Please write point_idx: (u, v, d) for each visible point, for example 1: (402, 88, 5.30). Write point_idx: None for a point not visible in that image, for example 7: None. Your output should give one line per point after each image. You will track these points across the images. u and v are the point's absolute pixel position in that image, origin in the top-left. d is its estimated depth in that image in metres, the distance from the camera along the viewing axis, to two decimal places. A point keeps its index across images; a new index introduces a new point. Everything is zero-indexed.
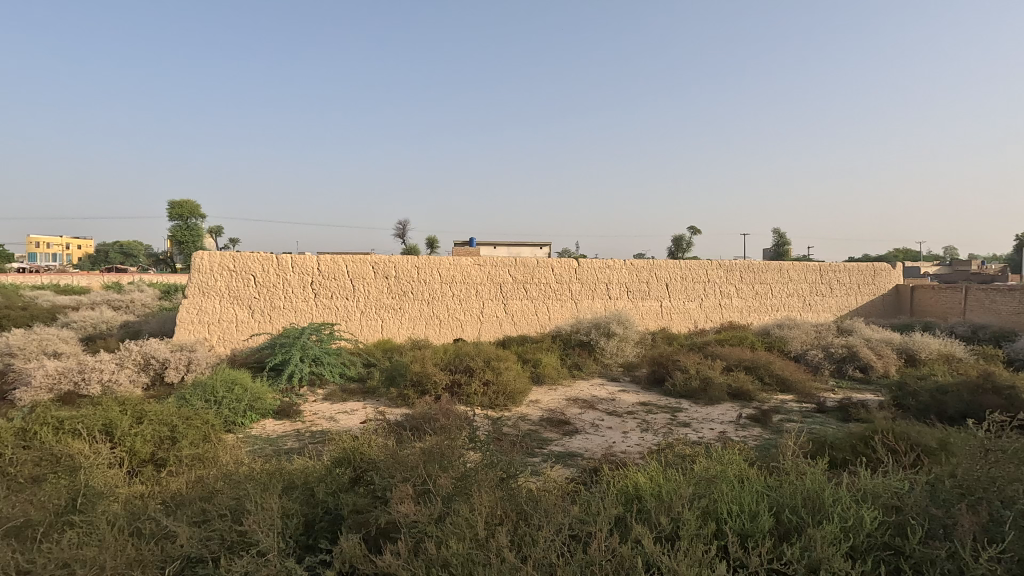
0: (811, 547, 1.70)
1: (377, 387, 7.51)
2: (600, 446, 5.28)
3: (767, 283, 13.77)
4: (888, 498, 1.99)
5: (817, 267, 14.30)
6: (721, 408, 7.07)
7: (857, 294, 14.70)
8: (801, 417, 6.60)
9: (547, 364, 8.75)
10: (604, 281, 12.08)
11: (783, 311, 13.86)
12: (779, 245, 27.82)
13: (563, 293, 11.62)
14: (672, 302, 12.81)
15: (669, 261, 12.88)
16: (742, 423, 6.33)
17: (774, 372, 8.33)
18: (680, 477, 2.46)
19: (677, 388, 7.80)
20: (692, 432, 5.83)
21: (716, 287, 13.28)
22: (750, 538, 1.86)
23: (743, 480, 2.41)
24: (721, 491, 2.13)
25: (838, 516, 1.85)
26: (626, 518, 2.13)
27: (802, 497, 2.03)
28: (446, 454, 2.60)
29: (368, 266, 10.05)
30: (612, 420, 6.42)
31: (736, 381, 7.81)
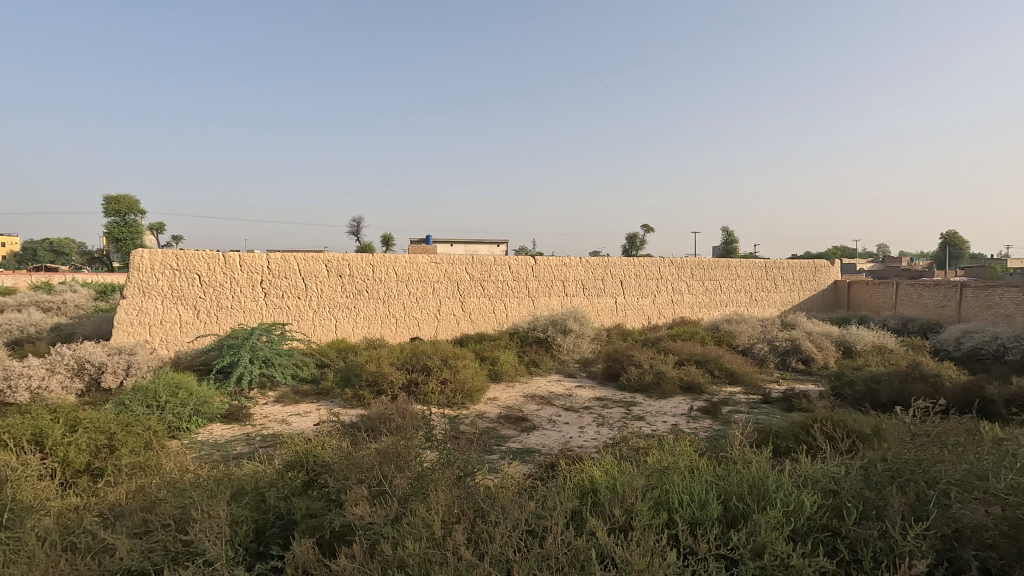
0: (756, 531, 1.77)
1: (330, 388, 7.34)
2: (558, 441, 5.35)
3: (716, 280, 14.26)
4: (826, 482, 2.10)
5: (762, 264, 14.91)
6: (673, 401, 7.28)
7: (799, 290, 15.43)
8: (748, 408, 6.89)
9: (505, 361, 8.78)
10: (560, 278, 12.22)
11: (731, 307, 14.38)
12: (728, 244, 28.91)
13: (519, 291, 11.69)
14: (627, 299, 13.09)
15: (624, 259, 13.14)
16: (693, 414, 6.55)
17: (723, 366, 8.65)
18: (635, 470, 2.52)
19: (631, 382, 7.97)
20: (646, 426, 5.99)
21: (669, 284, 13.66)
22: (700, 526, 1.93)
23: (694, 470, 2.49)
24: (673, 481, 2.19)
25: (780, 501, 1.94)
26: (581, 512, 2.16)
27: (747, 484, 2.11)
28: (403, 454, 2.57)
29: (321, 264, 9.80)
30: (569, 415, 6.52)
31: (688, 375, 8.06)
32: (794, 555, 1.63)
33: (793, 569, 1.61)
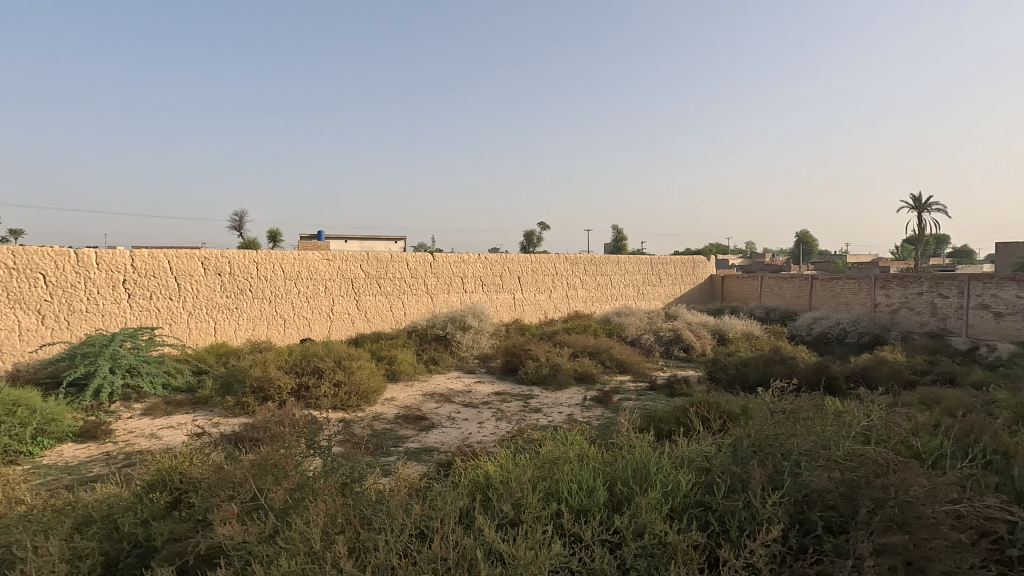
0: (637, 513, 1.87)
1: (209, 397, 6.72)
2: (457, 438, 5.31)
3: (607, 275, 15.00)
4: (700, 461, 2.26)
5: (649, 260, 15.91)
6: (569, 392, 7.55)
7: (680, 283, 16.68)
8: (636, 395, 7.33)
9: (403, 360, 8.57)
10: (459, 275, 12.18)
11: (621, 301, 15.21)
12: (618, 241, 30.60)
13: (417, 288, 11.48)
14: (524, 294, 13.35)
15: (522, 255, 13.38)
16: (587, 404, 6.83)
17: (614, 356, 9.12)
18: (527, 463, 2.56)
19: (529, 375, 8.14)
20: (543, 417, 6.15)
21: (564, 279, 14.14)
22: (587, 513, 2.00)
23: (583, 458, 2.58)
24: (562, 471, 2.25)
25: (660, 482, 2.07)
26: (473, 509, 2.15)
27: (631, 468, 2.22)
28: (282, 464, 2.40)
29: (197, 262, 8.93)
30: (468, 411, 6.52)
31: (581, 366, 8.40)
32: (670, 532, 1.74)
33: (669, 546, 1.72)
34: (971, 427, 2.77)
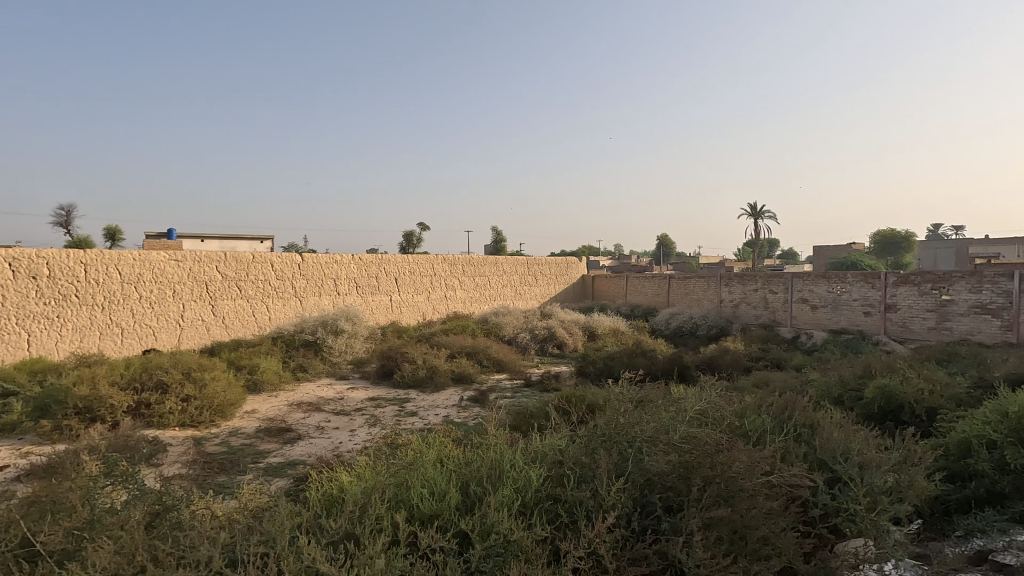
0: (485, 513, 1.85)
1: (16, 422, 5.63)
2: (325, 448, 4.97)
3: (485, 275, 15.15)
4: (553, 454, 2.31)
5: (525, 261, 16.35)
6: (446, 393, 7.47)
7: (555, 283, 17.36)
8: (512, 393, 7.45)
9: (266, 369, 7.89)
10: (331, 277, 11.55)
11: (499, 301, 15.45)
12: (497, 242, 31.16)
13: (284, 292, 10.68)
14: (402, 296, 13.02)
15: (398, 256, 13.03)
16: (463, 404, 6.80)
17: (491, 356, 9.20)
18: (383, 470, 2.44)
19: (405, 378, 7.90)
20: (419, 420, 6.01)
21: (442, 280, 14.02)
22: (436, 518, 1.94)
23: (442, 459, 2.52)
24: (415, 476, 2.17)
25: (511, 479, 2.08)
26: (309, 526, 1.98)
27: (486, 468, 2.21)
28: (71, 498, 2.02)
29: (3, 263, 7.47)
30: (339, 419, 6.17)
31: (459, 367, 8.36)
32: (516, 530, 1.75)
33: (514, 543, 1.73)
34: (787, 405, 3.16)
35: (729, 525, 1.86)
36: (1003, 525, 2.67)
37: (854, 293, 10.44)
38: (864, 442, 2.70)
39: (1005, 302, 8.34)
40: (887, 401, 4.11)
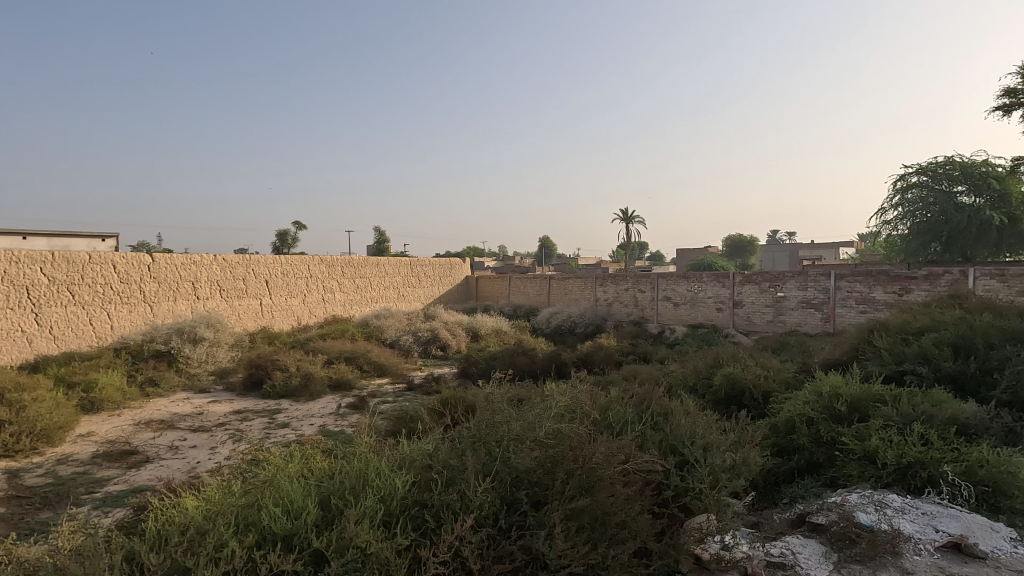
0: (343, 530, 1.78)
1: None
2: (179, 470, 4.43)
3: (366, 277, 14.61)
4: (422, 459, 2.28)
5: (408, 262, 16.04)
6: (322, 402, 7.06)
7: (439, 285, 17.23)
8: (394, 397, 7.24)
9: (106, 385, 6.89)
10: (188, 279, 10.44)
11: (381, 303, 14.98)
12: (379, 243, 30.26)
13: (130, 296, 9.44)
14: (273, 299, 12.11)
15: (269, 256, 12.12)
16: (341, 412, 6.48)
17: (372, 360, 8.88)
18: (236, 490, 2.24)
19: (276, 388, 7.33)
20: (291, 432, 5.61)
21: (319, 282, 13.28)
22: (291, 539, 1.83)
23: (304, 472, 2.37)
24: (271, 496, 2.03)
25: (375, 489, 2.02)
26: (137, 564, 1.76)
27: (350, 480, 2.12)
28: None
29: None
30: (197, 436, 5.56)
31: (337, 373, 7.96)
32: (375, 544, 1.71)
33: (373, 556, 1.71)
34: (646, 396, 3.42)
35: (590, 515, 1.97)
36: (817, 490, 3.13)
37: (708, 291, 11.58)
38: (709, 426, 3.01)
39: (824, 298, 9.76)
40: (732, 387, 4.61)
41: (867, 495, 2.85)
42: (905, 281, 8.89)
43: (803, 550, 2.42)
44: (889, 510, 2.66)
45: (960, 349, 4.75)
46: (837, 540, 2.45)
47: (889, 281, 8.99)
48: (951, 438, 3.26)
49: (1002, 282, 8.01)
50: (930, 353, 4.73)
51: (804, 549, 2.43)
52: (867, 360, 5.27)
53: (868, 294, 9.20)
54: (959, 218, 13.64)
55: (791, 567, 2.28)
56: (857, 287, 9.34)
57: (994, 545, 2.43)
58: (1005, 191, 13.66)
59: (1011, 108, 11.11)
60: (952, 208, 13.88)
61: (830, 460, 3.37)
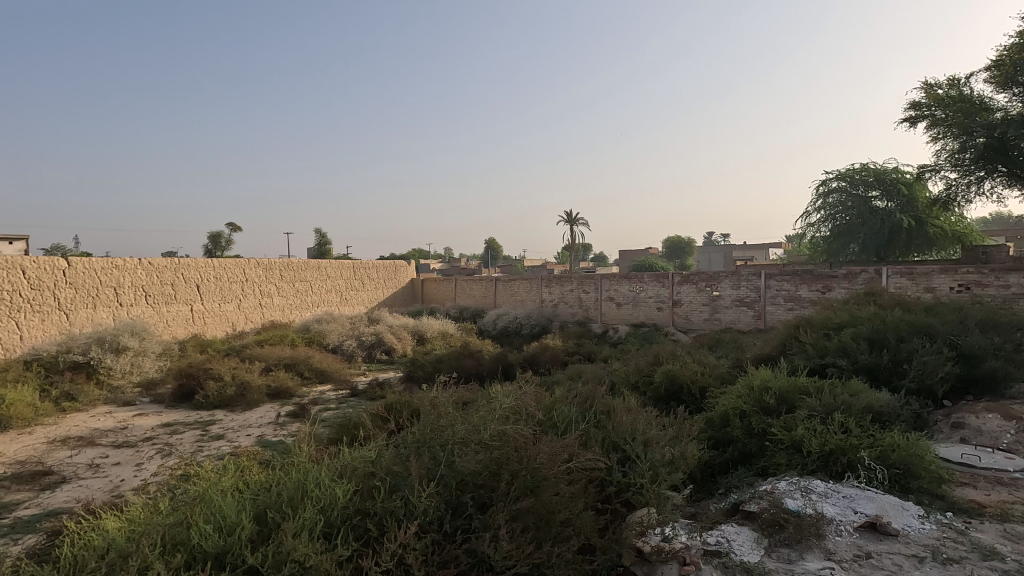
0: (281, 543, 1.72)
1: None
2: (101, 490, 4.12)
3: (306, 281, 14.15)
4: (364, 467, 2.23)
5: (351, 265, 15.65)
6: (260, 411, 6.77)
7: (383, 287, 16.92)
8: (337, 404, 7.04)
9: (14, 400, 6.31)
10: (110, 285, 9.77)
11: (322, 307, 14.54)
12: (321, 245, 29.39)
13: (43, 304, 8.71)
14: (206, 305, 11.51)
15: (199, 260, 11.51)
16: (281, 421, 6.24)
17: (313, 366, 8.59)
18: (164, 508, 2.12)
19: (210, 399, 6.95)
20: (227, 444, 5.35)
21: (255, 287, 12.74)
22: (224, 557, 1.75)
23: (240, 486, 2.27)
24: (202, 512, 1.93)
25: (313, 499, 1.96)
26: None
27: (288, 492, 2.05)
28: None
29: None
30: (122, 453, 5.20)
31: (276, 381, 7.65)
32: (313, 557, 1.66)
33: (311, 570, 1.66)
34: (589, 395, 3.49)
35: (534, 514, 2.01)
36: (749, 479, 3.29)
37: (649, 291, 11.96)
38: (649, 422, 3.11)
39: (755, 296, 10.30)
40: (671, 384, 4.78)
41: (794, 482, 3.03)
42: (827, 279, 9.51)
43: (737, 538, 2.54)
44: (814, 495, 2.84)
45: (875, 342, 5.13)
46: (767, 525, 2.59)
47: (813, 280, 9.59)
48: (867, 425, 3.52)
49: (910, 279, 8.72)
50: (849, 347, 5.08)
51: (739, 537, 2.55)
52: (793, 354, 5.61)
53: (795, 292, 9.78)
54: (874, 221, 14.72)
55: (725, 554, 2.39)
56: (785, 286, 9.91)
57: (904, 522, 2.64)
58: (912, 195, 14.85)
59: (916, 120, 12.15)
60: (867, 212, 14.97)
61: (761, 450, 3.56)
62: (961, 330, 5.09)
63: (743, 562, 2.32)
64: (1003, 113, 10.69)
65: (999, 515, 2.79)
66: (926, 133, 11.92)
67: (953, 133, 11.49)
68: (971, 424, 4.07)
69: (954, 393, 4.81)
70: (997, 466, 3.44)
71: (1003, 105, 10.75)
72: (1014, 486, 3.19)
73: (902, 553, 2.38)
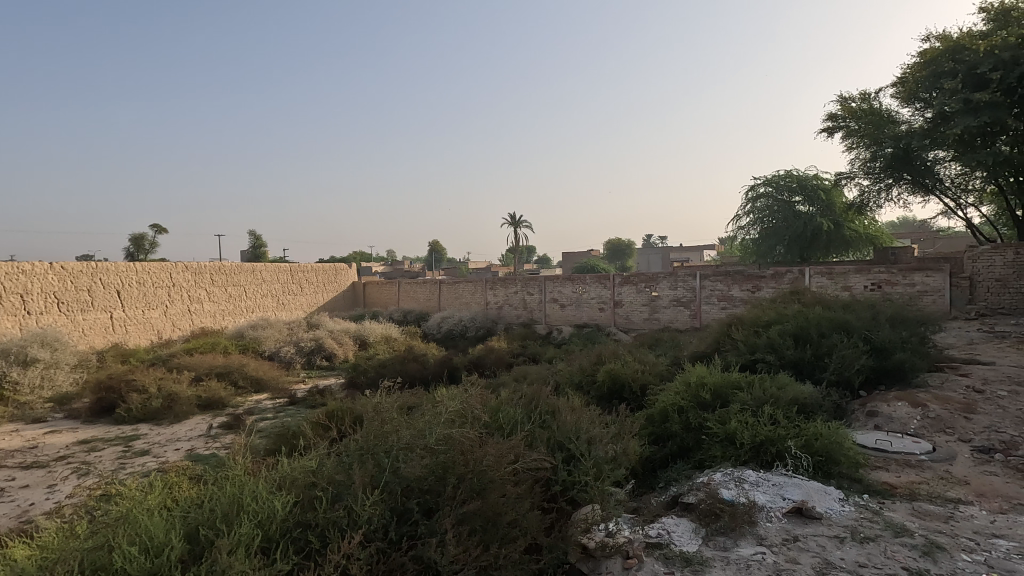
0: (216, 560, 1.63)
1: None
2: (6, 516, 3.76)
3: (239, 285, 13.51)
4: (304, 477, 2.15)
5: (288, 268, 15.09)
6: (190, 423, 6.40)
7: (323, 292, 16.42)
8: (274, 413, 6.76)
9: None
10: (16, 292, 8.95)
11: (257, 313, 13.93)
12: (257, 246, 28.20)
13: None
14: (127, 312, 10.77)
15: (120, 264, 10.76)
16: (213, 433, 5.92)
17: (248, 375, 8.21)
18: (81, 532, 1.96)
19: (133, 412, 6.50)
20: (154, 459, 5.03)
21: (183, 292, 12.05)
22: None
23: (169, 505, 2.13)
24: (125, 533, 1.81)
25: (251, 513, 1.87)
26: None
27: (222, 507, 1.95)
28: None
29: None
30: (32, 474, 4.77)
31: (207, 391, 7.25)
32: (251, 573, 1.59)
33: None
34: (534, 396, 3.53)
35: (481, 517, 2.01)
36: (687, 472, 3.43)
37: (592, 292, 12.21)
38: (592, 421, 3.18)
39: (691, 296, 10.74)
40: (613, 382, 4.90)
41: (728, 473, 3.18)
42: (756, 279, 10.04)
43: (676, 529, 2.64)
44: (747, 484, 2.99)
45: (799, 338, 5.47)
46: (704, 516, 2.71)
47: (744, 280, 10.11)
48: (793, 416, 3.75)
49: (829, 279, 9.34)
50: (776, 344, 5.39)
51: (677, 528, 2.65)
52: (727, 351, 5.90)
53: (728, 292, 10.28)
54: (797, 224, 15.68)
55: (666, 545, 2.47)
56: (718, 286, 10.39)
57: (827, 506, 2.82)
58: (831, 201, 15.92)
59: (833, 130, 13.04)
60: (791, 215, 15.93)
61: (698, 443, 3.71)
62: (873, 325, 5.52)
63: (682, 552, 2.41)
64: (907, 125, 11.70)
65: (907, 495, 3.04)
66: (842, 143, 12.83)
67: (865, 143, 12.44)
68: (883, 412, 4.41)
69: (868, 384, 5.20)
70: (906, 449, 3.74)
71: (908, 118, 11.78)
72: (921, 468, 3.49)
73: (825, 535, 2.54)
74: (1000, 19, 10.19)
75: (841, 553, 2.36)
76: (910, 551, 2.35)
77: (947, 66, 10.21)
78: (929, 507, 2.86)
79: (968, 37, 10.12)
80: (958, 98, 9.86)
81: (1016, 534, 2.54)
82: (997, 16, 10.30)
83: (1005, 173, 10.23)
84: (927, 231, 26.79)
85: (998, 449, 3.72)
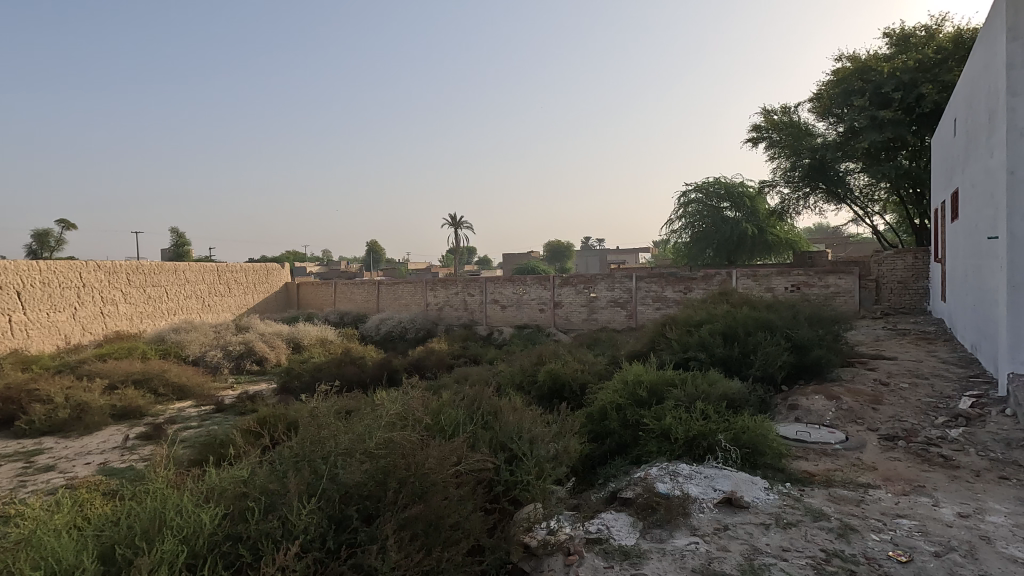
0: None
1: None
2: None
3: (160, 285, 12.67)
4: (235, 487, 2.04)
5: (214, 268, 14.30)
6: (102, 435, 5.92)
7: (253, 292, 15.68)
8: (199, 421, 6.38)
9: None
10: None
11: (180, 315, 13.10)
12: (178, 245, 26.55)
13: None
14: (29, 316, 9.84)
15: (19, 263, 9.83)
16: (129, 445, 5.51)
17: (170, 381, 7.69)
18: None
19: (35, 425, 5.94)
20: (61, 475, 4.62)
21: (95, 293, 11.16)
22: None
23: (80, 524, 1.96)
24: (28, 556, 1.65)
25: (176, 528, 1.76)
26: None
27: (142, 523, 1.82)
28: None
29: None
30: None
31: (123, 399, 6.74)
32: None
33: None
34: (477, 397, 3.52)
35: (423, 521, 1.98)
36: (625, 468, 3.53)
37: (532, 293, 12.32)
38: (533, 420, 3.22)
39: (628, 297, 11.07)
40: (554, 382, 4.97)
41: (663, 467, 3.30)
42: (688, 281, 10.48)
43: (615, 523, 2.71)
44: (680, 477, 3.11)
45: (728, 336, 5.77)
46: (642, 509, 2.79)
47: (677, 281, 10.53)
48: (722, 410, 3.95)
49: (754, 281, 9.90)
50: (707, 342, 5.66)
51: (616, 522, 2.71)
52: (662, 350, 6.12)
53: (662, 293, 10.68)
54: (725, 229, 16.53)
55: (605, 540, 2.52)
56: (653, 287, 10.78)
57: (753, 495, 2.98)
58: (755, 207, 16.90)
59: (757, 140, 13.83)
60: (720, 220, 16.76)
61: (635, 439, 3.83)
62: (794, 324, 5.90)
63: (621, 546, 2.47)
64: (823, 138, 12.61)
65: (824, 481, 3.27)
66: (765, 153, 13.64)
67: (785, 154, 13.29)
68: (802, 405, 4.72)
69: (789, 379, 5.56)
70: (822, 439, 4.02)
71: (823, 131, 12.69)
72: (836, 455, 3.76)
73: (752, 522, 2.69)
74: (901, 44, 11.19)
75: (766, 539, 2.50)
76: (828, 534, 2.52)
77: (856, 85, 11.07)
78: (843, 492, 3.08)
79: (873, 59, 11.03)
80: (866, 114, 10.72)
81: (917, 513, 2.79)
82: (897, 41, 11.31)
83: (906, 185, 11.22)
84: (839, 237, 28.97)
85: (901, 436, 4.07)
